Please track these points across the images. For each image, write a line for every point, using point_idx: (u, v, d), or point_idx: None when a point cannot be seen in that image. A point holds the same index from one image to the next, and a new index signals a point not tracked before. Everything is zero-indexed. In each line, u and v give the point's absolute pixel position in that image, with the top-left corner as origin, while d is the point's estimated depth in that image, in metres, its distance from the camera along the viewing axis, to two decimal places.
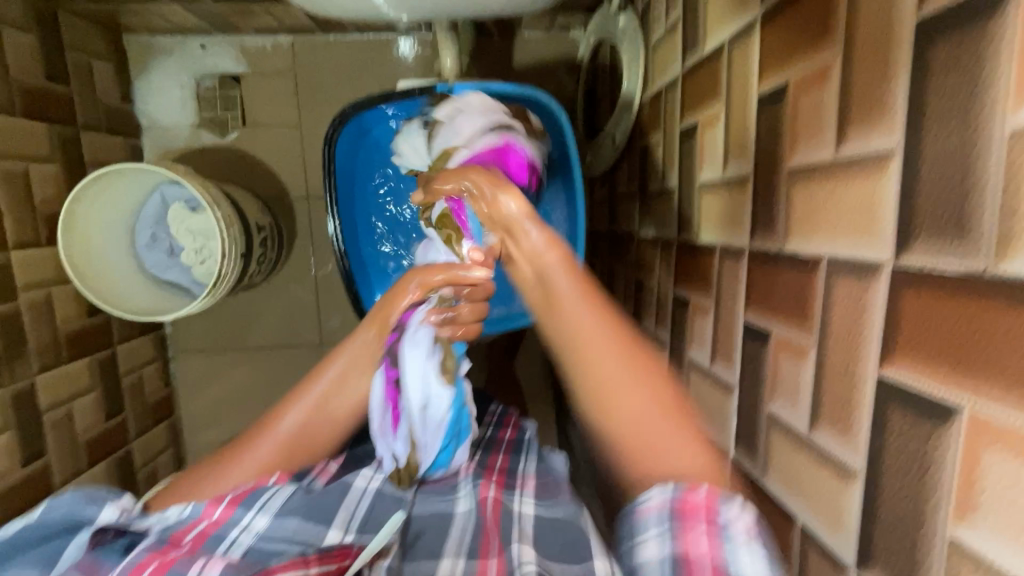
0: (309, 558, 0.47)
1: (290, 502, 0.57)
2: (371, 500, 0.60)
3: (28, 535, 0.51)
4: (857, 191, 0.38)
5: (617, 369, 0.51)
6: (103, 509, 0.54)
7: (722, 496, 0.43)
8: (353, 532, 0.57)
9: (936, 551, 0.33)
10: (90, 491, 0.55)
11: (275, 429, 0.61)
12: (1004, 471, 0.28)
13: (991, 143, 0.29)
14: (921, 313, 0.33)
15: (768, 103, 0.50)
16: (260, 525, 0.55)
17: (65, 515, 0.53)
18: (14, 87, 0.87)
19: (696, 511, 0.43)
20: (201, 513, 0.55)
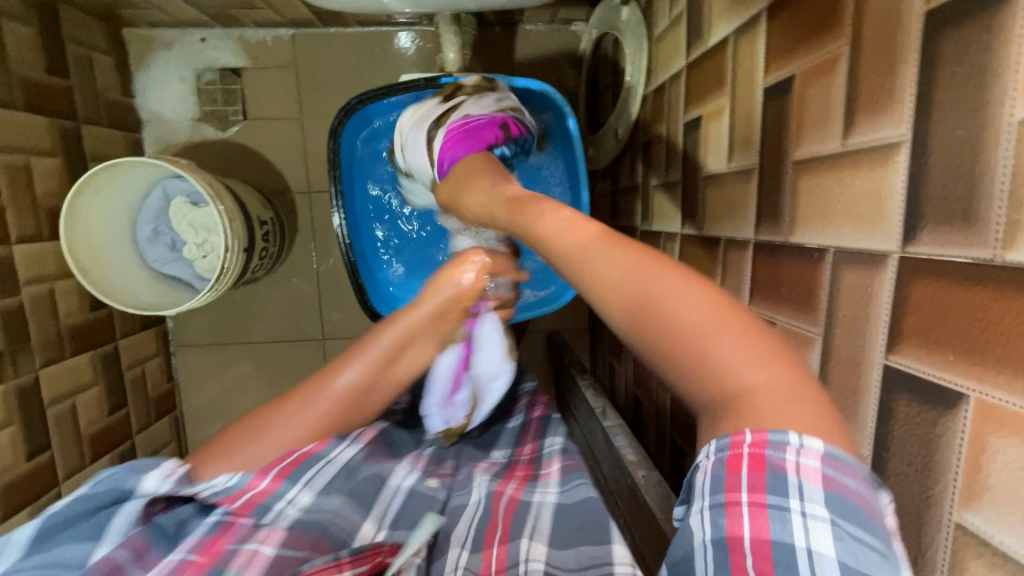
0: (343, 560, 0.43)
1: (332, 484, 0.53)
2: (405, 495, 0.56)
3: (74, 509, 0.46)
4: (864, 182, 0.38)
5: (645, 290, 0.36)
6: (147, 478, 0.48)
7: (771, 439, 0.29)
8: (386, 529, 0.53)
9: (943, 536, 0.33)
10: (132, 462, 0.49)
11: (331, 386, 0.54)
12: (1011, 457, 0.29)
13: (1000, 133, 0.29)
14: (928, 302, 0.33)
15: (774, 95, 0.50)
16: (305, 501, 0.51)
17: (110, 488, 0.47)
18: (15, 81, 0.86)
19: (740, 471, 0.29)
20: (247, 482, 0.50)
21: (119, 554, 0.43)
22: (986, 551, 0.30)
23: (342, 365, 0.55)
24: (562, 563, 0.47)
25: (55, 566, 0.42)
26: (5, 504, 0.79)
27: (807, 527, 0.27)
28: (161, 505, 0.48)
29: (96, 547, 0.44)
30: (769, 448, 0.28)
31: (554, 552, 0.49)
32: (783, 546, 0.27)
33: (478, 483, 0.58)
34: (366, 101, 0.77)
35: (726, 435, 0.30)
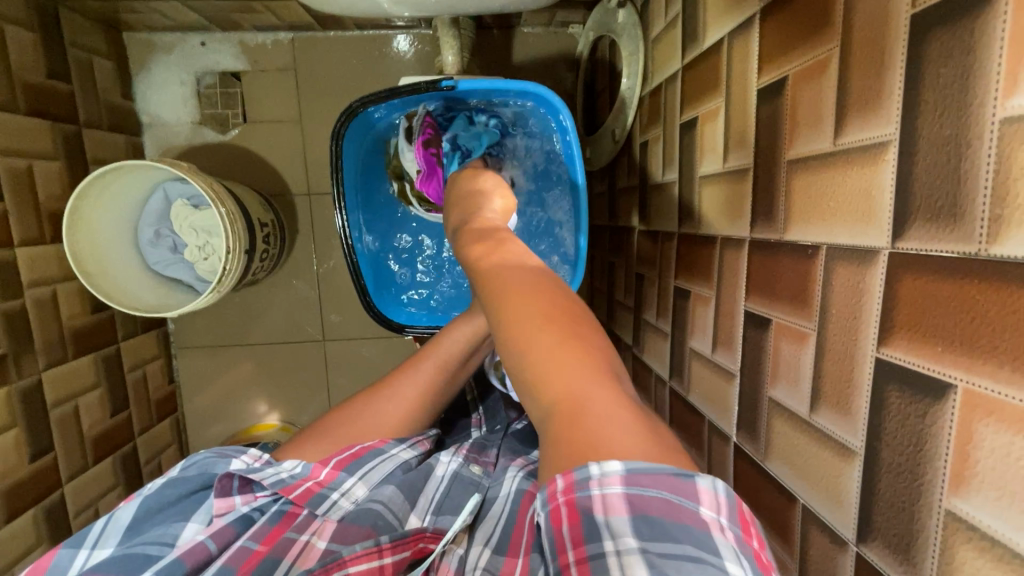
0: (384, 546, 0.48)
1: (389, 476, 0.55)
2: (450, 483, 0.58)
3: (167, 493, 0.51)
4: (856, 180, 0.39)
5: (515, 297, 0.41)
6: (232, 464, 0.53)
7: (575, 479, 0.29)
8: (431, 516, 0.54)
9: (934, 522, 0.34)
10: (219, 449, 0.54)
11: (412, 375, 0.61)
12: (997, 443, 0.30)
13: (984, 133, 0.30)
14: (917, 295, 0.34)
15: (768, 96, 0.51)
16: (360, 493, 0.54)
17: (201, 473, 0.52)
18: (17, 86, 0.87)
19: (561, 525, 0.29)
20: (308, 472, 0.53)
21: (209, 542, 0.47)
22: (975, 536, 0.31)
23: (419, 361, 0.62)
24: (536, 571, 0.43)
25: (154, 544, 0.47)
26: (9, 506, 0.80)
27: (622, 565, 0.27)
28: (237, 483, 0.51)
29: (187, 526, 0.49)
30: (576, 490, 0.29)
31: None
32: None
33: (509, 476, 0.59)
34: (369, 104, 0.77)
35: (546, 489, 0.31)
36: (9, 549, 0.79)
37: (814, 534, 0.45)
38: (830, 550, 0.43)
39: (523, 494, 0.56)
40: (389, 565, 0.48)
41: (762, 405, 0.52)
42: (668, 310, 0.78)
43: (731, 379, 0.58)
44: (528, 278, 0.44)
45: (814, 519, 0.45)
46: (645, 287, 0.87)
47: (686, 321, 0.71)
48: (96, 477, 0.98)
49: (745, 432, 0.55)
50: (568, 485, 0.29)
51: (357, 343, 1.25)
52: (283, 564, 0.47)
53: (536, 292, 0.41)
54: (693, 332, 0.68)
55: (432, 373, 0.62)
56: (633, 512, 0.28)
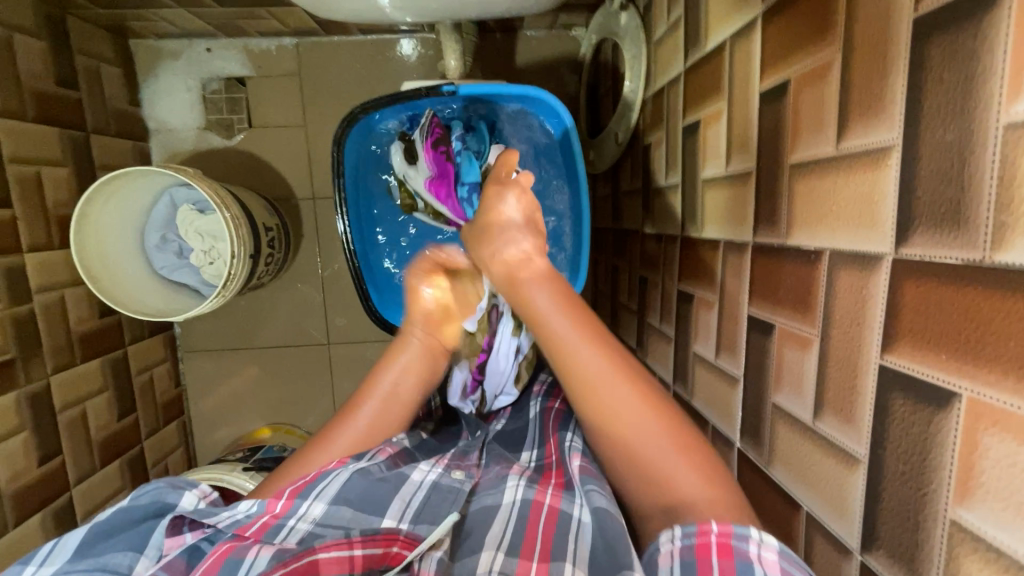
0: (354, 539, 0.49)
1: (345, 490, 0.55)
2: (427, 492, 0.58)
3: (121, 519, 0.51)
4: (859, 184, 0.39)
5: (629, 404, 0.48)
6: (183, 496, 0.54)
7: (734, 531, 0.40)
8: (407, 523, 0.55)
9: (939, 532, 0.34)
10: (171, 479, 0.56)
11: (353, 418, 0.61)
12: (1002, 454, 0.29)
13: (987, 139, 0.30)
14: (921, 302, 0.34)
15: (770, 100, 0.51)
16: (317, 513, 0.53)
17: (152, 500, 0.53)
18: (26, 93, 0.88)
19: (711, 558, 0.39)
20: (263, 507, 0.53)
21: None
22: (979, 546, 0.31)
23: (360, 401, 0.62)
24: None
25: (105, 572, 0.47)
26: (18, 509, 0.81)
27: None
28: (189, 521, 0.53)
29: (138, 559, 0.50)
30: (733, 538, 0.40)
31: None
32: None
33: (509, 485, 0.58)
34: (371, 109, 0.78)
35: (694, 527, 0.41)
36: (18, 552, 0.80)
37: (818, 542, 0.44)
38: (834, 559, 0.43)
39: (528, 503, 0.55)
40: (358, 559, 0.49)
41: (765, 412, 0.52)
42: (671, 314, 0.77)
43: (734, 384, 0.58)
44: (617, 370, 0.50)
45: (818, 527, 0.44)
46: (649, 291, 0.87)
47: (689, 325, 0.70)
48: (104, 480, 0.99)
49: (749, 437, 0.55)
50: (722, 535, 0.40)
51: (362, 346, 1.25)
52: (247, 560, 0.48)
53: (633, 388, 0.49)
54: (697, 337, 0.68)
55: (378, 417, 0.62)
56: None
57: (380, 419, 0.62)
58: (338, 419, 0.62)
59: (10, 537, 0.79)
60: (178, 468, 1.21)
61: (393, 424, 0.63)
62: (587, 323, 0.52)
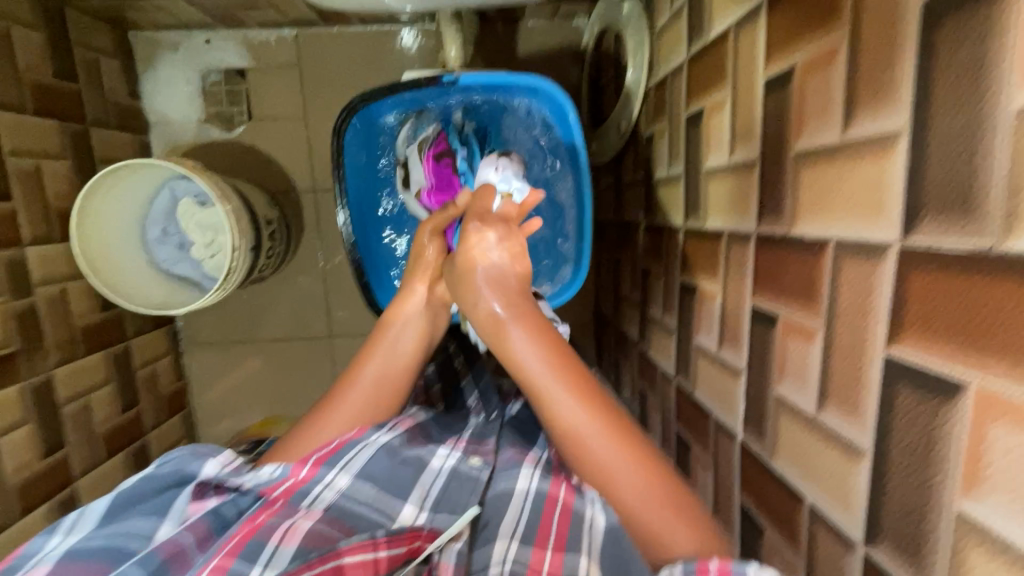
0: (379, 541, 0.48)
1: (369, 467, 0.56)
2: (447, 479, 0.58)
3: (144, 487, 0.54)
4: (865, 172, 0.38)
5: (615, 456, 0.50)
6: (206, 464, 0.56)
7: (732, 568, 0.42)
8: (428, 511, 0.55)
9: (943, 524, 0.33)
10: (195, 448, 0.58)
11: (356, 381, 0.63)
12: (1009, 445, 0.29)
13: (999, 124, 0.29)
14: (929, 291, 0.33)
15: (774, 87, 0.50)
16: (343, 484, 0.55)
17: (175, 469, 0.55)
18: (25, 85, 0.88)
19: None
20: (288, 472, 0.55)
21: (184, 536, 0.48)
22: (986, 538, 0.30)
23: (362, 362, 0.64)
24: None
25: (127, 536, 0.49)
26: (23, 500, 0.81)
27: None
28: (212, 487, 0.55)
29: (160, 525, 0.51)
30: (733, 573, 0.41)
31: None
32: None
33: (525, 472, 0.58)
34: (371, 100, 0.78)
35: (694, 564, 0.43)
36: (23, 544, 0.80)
37: (820, 534, 0.44)
38: (836, 551, 0.42)
39: (543, 495, 0.55)
40: (383, 560, 0.48)
41: (768, 403, 0.52)
42: (674, 307, 0.77)
43: (737, 376, 0.57)
44: (600, 425, 0.51)
45: (820, 519, 0.44)
46: (651, 283, 0.86)
47: (692, 316, 0.70)
48: (108, 473, 0.99)
49: (752, 429, 0.54)
50: (720, 567, 0.42)
51: (363, 339, 1.25)
52: (271, 543, 0.47)
53: (620, 439, 0.51)
54: (699, 329, 0.67)
55: (377, 380, 0.64)
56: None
57: (368, 403, 0.63)
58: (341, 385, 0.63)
59: (15, 528, 0.79)
60: None
61: (385, 408, 0.63)
62: (573, 377, 0.53)
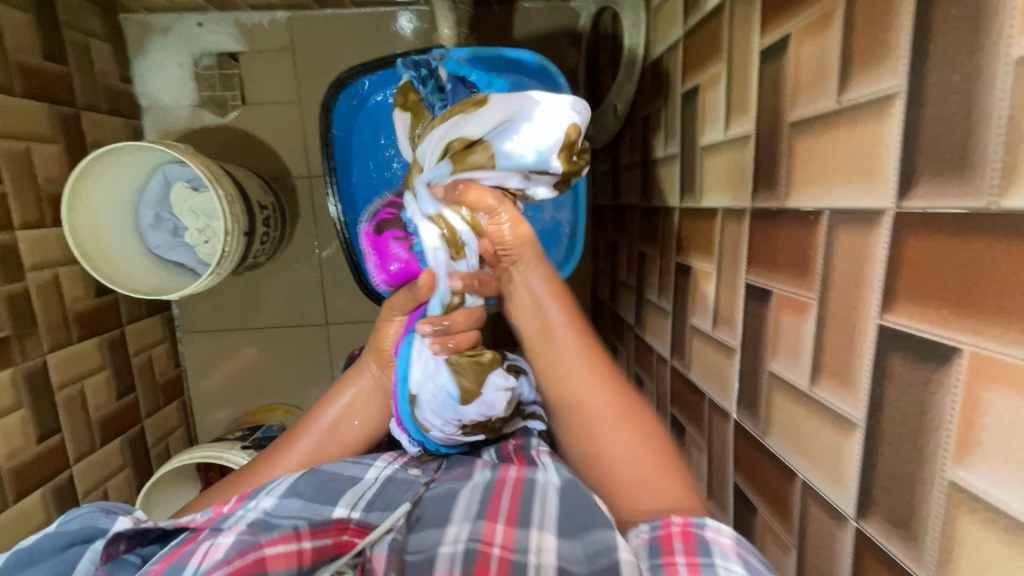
0: (301, 533, 0.49)
1: (295, 486, 0.57)
2: (382, 485, 0.61)
3: (46, 545, 0.50)
4: (860, 138, 0.37)
5: (614, 429, 0.58)
6: (116, 521, 0.52)
7: (693, 521, 0.48)
8: (360, 510, 0.57)
9: (936, 494, 0.32)
10: (104, 504, 0.53)
11: (319, 419, 0.66)
12: (1005, 409, 0.28)
13: (997, 77, 0.28)
14: (924, 255, 0.32)
15: (770, 57, 0.49)
16: (266, 505, 0.54)
17: (81, 526, 0.51)
18: (13, 67, 0.86)
19: (676, 541, 0.47)
20: (213, 508, 0.55)
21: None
22: (978, 507, 0.30)
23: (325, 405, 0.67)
24: (571, 558, 0.50)
25: None
26: (18, 484, 0.81)
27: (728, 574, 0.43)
28: (123, 544, 0.51)
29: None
30: (693, 526, 0.47)
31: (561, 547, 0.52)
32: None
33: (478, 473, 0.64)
34: (358, 73, 0.78)
35: (659, 523, 0.49)
36: (19, 528, 0.80)
37: (813, 510, 0.44)
38: (828, 527, 0.42)
39: (492, 483, 0.61)
40: (307, 551, 0.48)
41: (762, 380, 0.51)
42: (669, 290, 0.76)
43: (730, 355, 0.57)
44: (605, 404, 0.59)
45: (813, 495, 0.43)
46: (647, 267, 0.85)
47: (686, 297, 0.69)
48: (103, 459, 0.99)
49: (745, 409, 0.54)
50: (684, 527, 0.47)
51: (360, 327, 1.25)
52: (189, 566, 0.45)
53: (623, 417, 0.58)
54: (694, 309, 0.67)
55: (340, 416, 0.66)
56: (740, 556, 0.44)
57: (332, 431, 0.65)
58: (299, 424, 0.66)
59: (9, 512, 0.79)
60: (179, 447, 1.22)
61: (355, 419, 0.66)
62: (596, 363, 0.62)
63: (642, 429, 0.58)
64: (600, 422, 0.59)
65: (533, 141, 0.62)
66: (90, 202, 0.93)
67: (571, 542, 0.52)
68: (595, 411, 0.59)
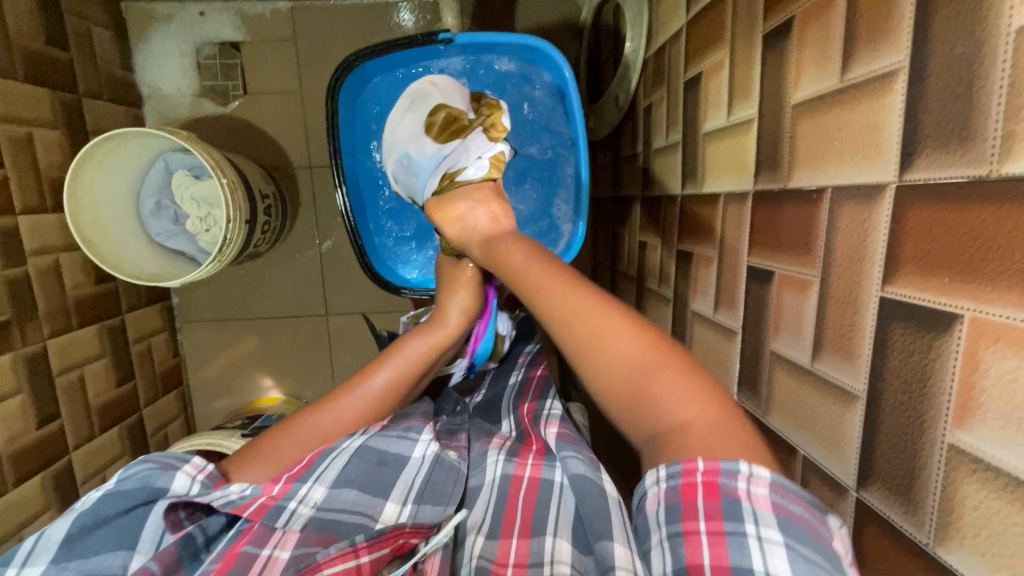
0: (359, 546, 0.47)
1: (345, 473, 0.55)
2: (430, 468, 0.57)
3: (108, 508, 0.48)
4: (862, 116, 0.38)
5: (612, 330, 0.44)
6: (175, 479, 0.50)
7: (722, 467, 0.36)
8: (411, 504, 0.55)
9: (936, 460, 0.33)
10: (160, 459, 0.51)
11: (363, 388, 0.61)
12: (1004, 369, 0.29)
13: (997, 49, 0.29)
14: (926, 225, 0.33)
15: (773, 41, 0.49)
16: (318, 496, 0.53)
17: (140, 487, 0.50)
18: (15, 51, 0.86)
19: (699, 499, 0.35)
20: (260, 490, 0.53)
21: (154, 565, 0.45)
22: (978, 467, 0.30)
23: (374, 370, 0.62)
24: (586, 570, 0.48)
25: None
26: (18, 470, 0.81)
27: (763, 549, 0.32)
28: (184, 513, 0.49)
29: (132, 556, 0.47)
30: (721, 476, 0.36)
31: (578, 555, 0.49)
32: (739, 569, 0.32)
33: (490, 462, 0.59)
34: (364, 58, 0.77)
35: (679, 465, 0.37)
36: (20, 512, 0.80)
37: (814, 484, 0.44)
38: (829, 498, 0.43)
39: (508, 478, 0.57)
40: (366, 564, 0.47)
41: (763, 359, 0.52)
42: (670, 277, 0.76)
43: (732, 337, 0.57)
44: (592, 321, 0.45)
45: (814, 468, 0.44)
46: (648, 256, 0.86)
47: (688, 283, 0.69)
48: (102, 447, 0.99)
49: (747, 389, 0.54)
50: (711, 477, 0.36)
51: (359, 317, 1.25)
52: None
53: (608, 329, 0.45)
54: (695, 293, 0.67)
55: (384, 391, 0.61)
56: (777, 512, 0.34)
57: (370, 413, 0.60)
58: (346, 386, 0.61)
59: (10, 496, 0.79)
60: (178, 436, 1.22)
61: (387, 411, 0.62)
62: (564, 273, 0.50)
63: (652, 337, 0.44)
64: (614, 343, 0.44)
65: (411, 153, 0.70)
66: (94, 192, 0.93)
67: (586, 553, 0.49)
68: (585, 323, 0.46)
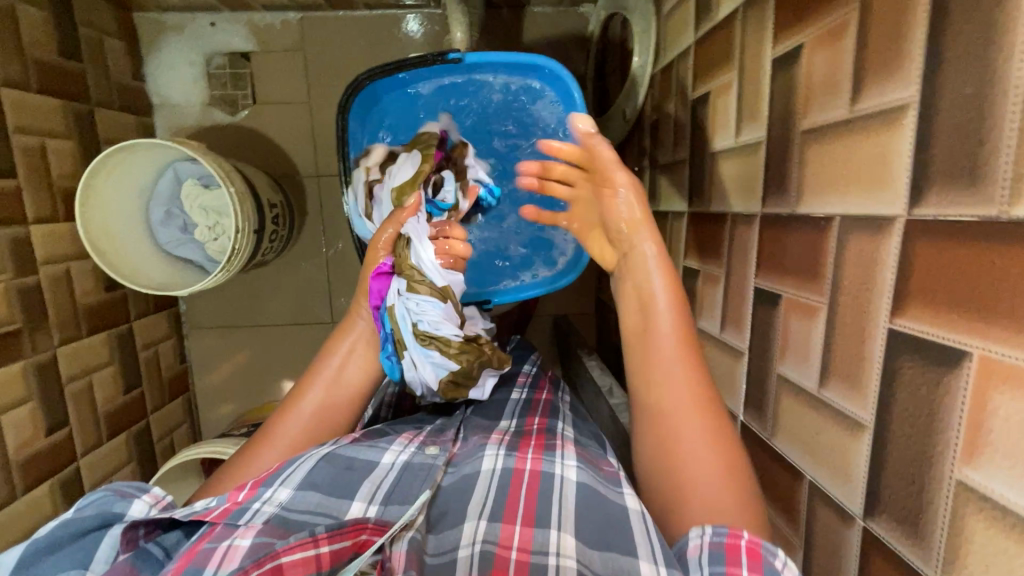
0: (319, 537, 0.46)
1: (312, 476, 0.54)
2: (399, 471, 0.57)
3: (63, 532, 0.47)
4: (870, 148, 0.38)
5: (684, 407, 0.53)
6: (133, 504, 0.50)
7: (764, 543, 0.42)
8: (377, 505, 0.54)
9: (944, 493, 0.33)
10: (118, 488, 0.52)
11: (299, 407, 0.61)
12: (1012, 411, 0.29)
13: (1007, 93, 0.29)
14: (934, 262, 0.33)
15: (782, 66, 0.50)
16: (283, 497, 0.52)
17: (97, 512, 0.49)
18: (29, 64, 0.87)
19: (742, 557, 0.41)
20: (223, 499, 0.52)
21: None
22: (986, 505, 0.31)
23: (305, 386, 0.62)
24: (591, 563, 0.47)
25: None
26: (27, 477, 0.82)
27: None
28: (142, 531, 0.49)
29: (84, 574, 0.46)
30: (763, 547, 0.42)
31: (582, 549, 0.48)
32: None
33: (488, 454, 0.59)
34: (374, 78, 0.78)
35: (725, 529, 0.44)
36: (28, 519, 0.81)
37: (821, 511, 0.44)
38: (835, 526, 0.43)
39: (509, 471, 0.57)
40: (326, 556, 0.46)
41: (770, 382, 0.52)
42: None
43: (738, 357, 0.58)
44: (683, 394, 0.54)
45: (820, 495, 0.44)
46: None
47: (694, 300, 0.70)
48: (109, 454, 0.99)
49: (753, 410, 0.55)
50: (753, 545, 0.42)
51: None
52: (207, 570, 0.44)
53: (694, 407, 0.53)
54: (702, 312, 0.67)
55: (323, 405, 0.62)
56: None
57: (322, 422, 0.61)
58: (279, 412, 0.61)
59: (20, 503, 0.80)
60: (184, 442, 1.22)
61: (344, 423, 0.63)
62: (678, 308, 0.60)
63: (718, 422, 0.52)
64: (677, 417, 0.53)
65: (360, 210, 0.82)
66: (102, 201, 0.94)
67: (592, 546, 0.48)
68: (673, 395, 0.54)
